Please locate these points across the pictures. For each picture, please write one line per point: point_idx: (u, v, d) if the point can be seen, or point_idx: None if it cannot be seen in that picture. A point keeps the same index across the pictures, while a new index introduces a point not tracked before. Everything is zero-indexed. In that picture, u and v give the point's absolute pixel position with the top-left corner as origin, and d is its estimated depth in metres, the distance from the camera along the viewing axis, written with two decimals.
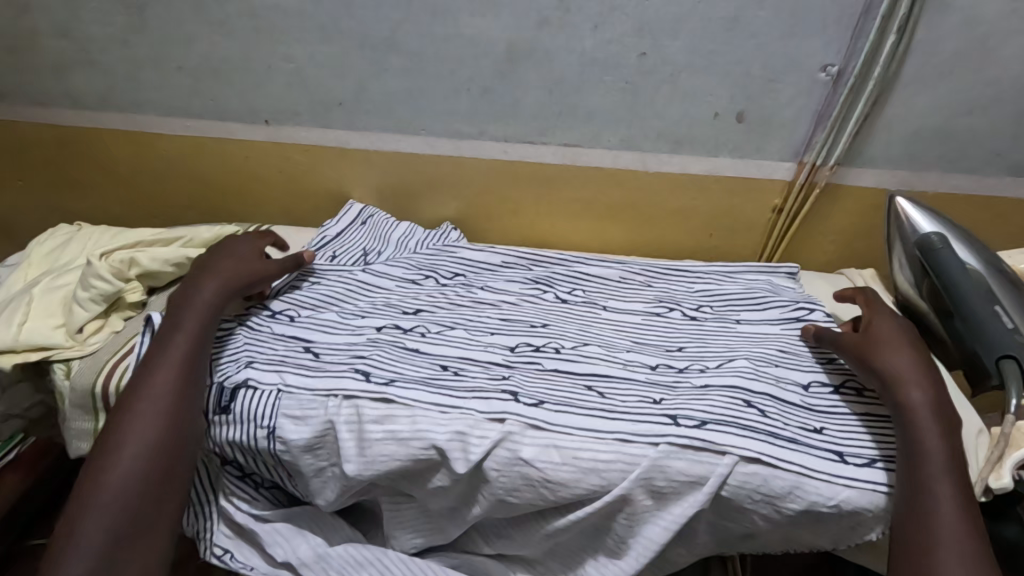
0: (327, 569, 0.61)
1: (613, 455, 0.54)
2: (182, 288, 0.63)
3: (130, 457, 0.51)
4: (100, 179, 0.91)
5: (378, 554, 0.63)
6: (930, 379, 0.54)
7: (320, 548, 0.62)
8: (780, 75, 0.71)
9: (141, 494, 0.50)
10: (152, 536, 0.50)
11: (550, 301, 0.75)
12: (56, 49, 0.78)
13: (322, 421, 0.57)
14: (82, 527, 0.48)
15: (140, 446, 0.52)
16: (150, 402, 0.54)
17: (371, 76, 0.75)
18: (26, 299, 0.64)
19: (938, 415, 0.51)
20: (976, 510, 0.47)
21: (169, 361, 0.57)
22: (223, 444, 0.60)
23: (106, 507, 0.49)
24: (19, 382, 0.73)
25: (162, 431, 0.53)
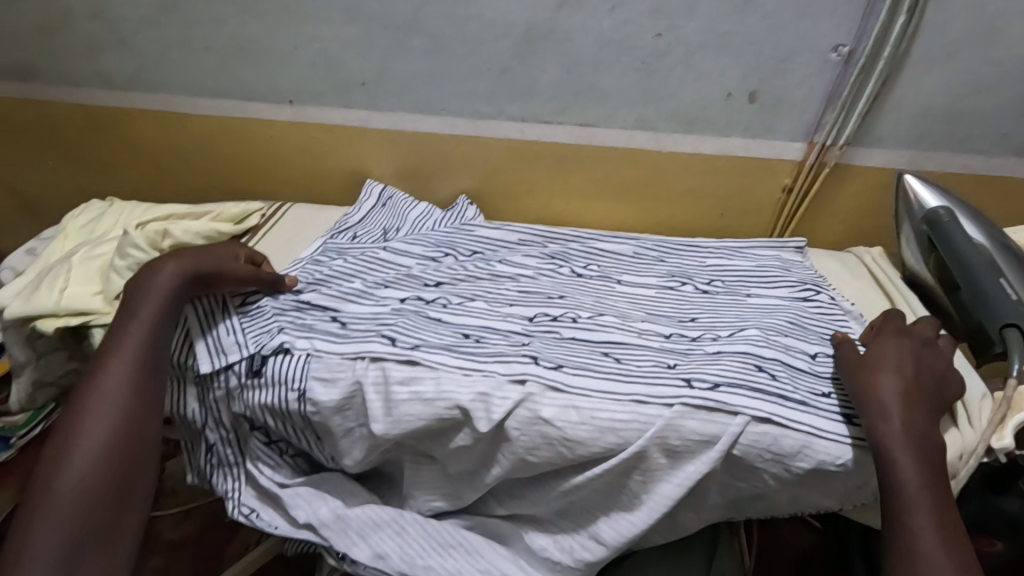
0: (345, 529, 0.64)
1: (629, 415, 0.56)
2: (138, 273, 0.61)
3: (82, 459, 0.51)
4: (127, 159, 0.94)
5: (395, 515, 0.65)
6: (901, 403, 0.53)
7: (339, 510, 0.65)
8: (792, 56, 0.73)
9: (98, 496, 0.51)
10: (116, 533, 0.51)
11: (566, 275, 0.77)
12: (90, 30, 0.80)
13: (349, 383, 0.60)
14: (36, 533, 0.48)
15: (92, 449, 0.52)
16: (101, 403, 0.54)
17: (394, 57, 0.78)
18: (66, 268, 0.67)
19: (909, 432, 0.51)
20: (956, 538, 0.47)
21: (121, 362, 0.56)
22: (255, 407, 0.62)
23: (59, 510, 0.49)
24: (55, 350, 0.76)
25: (114, 432, 0.53)
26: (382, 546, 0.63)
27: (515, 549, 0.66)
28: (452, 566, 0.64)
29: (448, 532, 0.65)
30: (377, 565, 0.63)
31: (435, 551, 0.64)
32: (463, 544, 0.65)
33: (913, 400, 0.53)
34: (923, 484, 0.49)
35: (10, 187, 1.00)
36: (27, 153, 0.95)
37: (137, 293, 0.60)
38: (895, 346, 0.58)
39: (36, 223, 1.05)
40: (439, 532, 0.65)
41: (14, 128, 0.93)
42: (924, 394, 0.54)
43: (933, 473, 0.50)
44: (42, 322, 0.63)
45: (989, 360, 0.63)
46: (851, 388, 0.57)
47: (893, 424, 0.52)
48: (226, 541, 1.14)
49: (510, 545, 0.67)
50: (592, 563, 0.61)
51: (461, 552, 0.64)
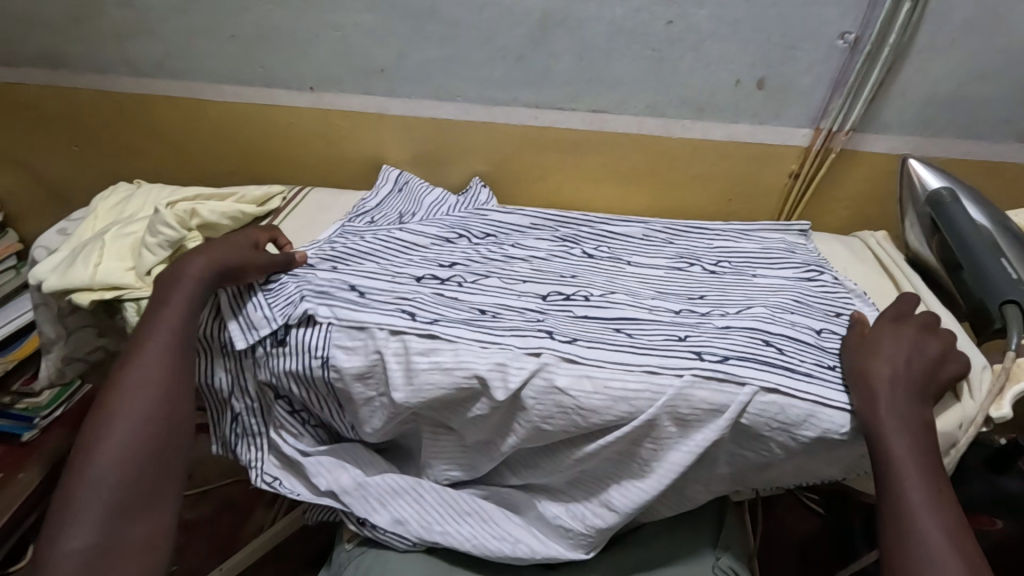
0: (366, 496, 0.67)
1: (640, 385, 0.58)
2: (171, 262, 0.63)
3: (119, 436, 0.54)
4: (150, 145, 0.96)
5: (416, 483, 0.69)
6: (896, 385, 0.55)
7: (359, 477, 0.68)
8: (800, 43, 0.75)
9: (134, 470, 0.53)
10: (152, 506, 0.53)
11: (578, 256, 0.80)
12: (118, 19, 0.83)
13: (371, 350, 0.61)
14: (80, 499, 0.51)
15: (128, 427, 0.54)
16: (137, 383, 0.56)
17: (413, 44, 0.80)
18: (99, 244, 0.70)
19: (900, 416, 0.53)
20: (948, 508, 0.50)
21: (154, 345, 0.58)
22: (279, 374, 0.65)
23: (100, 482, 0.52)
24: (84, 326, 0.78)
25: (149, 412, 0.55)
26: (401, 512, 0.67)
27: (530, 518, 0.69)
28: (468, 532, 0.66)
29: (465, 500, 0.68)
30: (396, 530, 0.66)
31: (452, 518, 0.67)
32: (479, 511, 0.67)
33: (904, 384, 0.55)
34: (913, 464, 0.52)
35: (36, 173, 1.03)
36: (53, 139, 0.98)
37: (169, 280, 0.61)
38: (890, 332, 0.60)
39: (62, 208, 1.08)
40: (456, 501, 0.68)
41: (41, 114, 0.96)
42: (917, 378, 0.56)
43: (922, 453, 0.52)
44: (79, 295, 0.67)
45: (990, 336, 0.65)
46: (846, 375, 0.58)
47: (885, 409, 0.54)
48: (242, 520, 1.17)
49: (524, 514, 0.70)
50: (603, 528, 0.64)
51: (477, 519, 0.67)
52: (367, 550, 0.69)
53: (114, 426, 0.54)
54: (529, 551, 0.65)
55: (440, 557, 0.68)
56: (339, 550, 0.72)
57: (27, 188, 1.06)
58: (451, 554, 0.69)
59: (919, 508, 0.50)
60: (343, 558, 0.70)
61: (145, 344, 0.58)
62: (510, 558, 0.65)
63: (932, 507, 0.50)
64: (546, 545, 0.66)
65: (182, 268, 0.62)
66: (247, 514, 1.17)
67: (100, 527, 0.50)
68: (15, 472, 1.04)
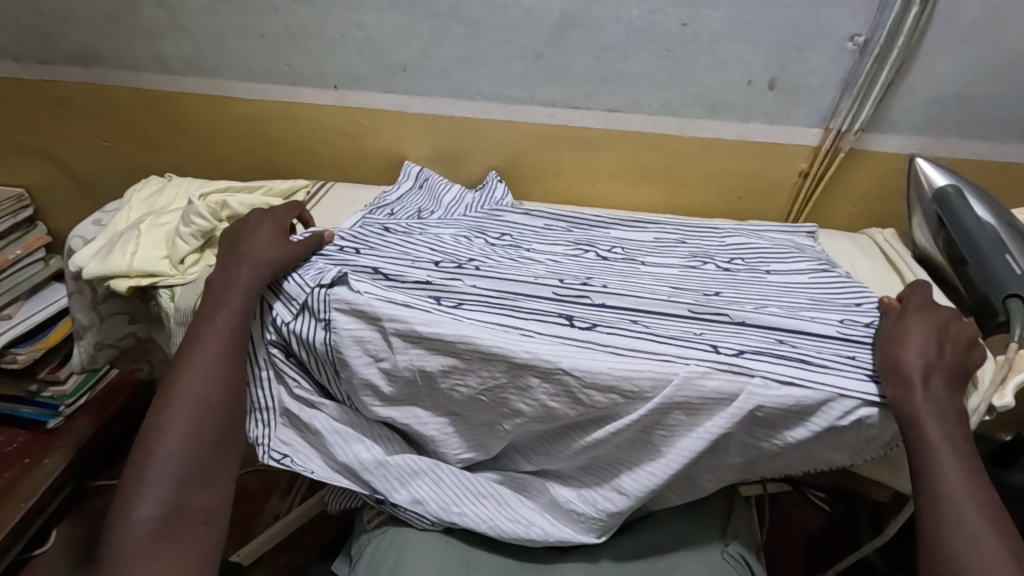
0: (386, 475, 0.69)
1: (645, 365, 0.59)
2: (227, 257, 0.68)
3: (185, 416, 0.58)
4: (178, 140, 1.00)
5: (433, 465, 0.70)
6: (931, 373, 0.56)
7: (379, 456, 0.69)
8: (810, 44, 0.77)
9: (197, 449, 0.58)
10: (210, 483, 0.58)
11: (592, 259, 0.78)
12: (152, 18, 0.87)
13: (366, 314, 0.62)
14: (148, 473, 0.55)
15: (192, 409, 0.59)
16: (199, 370, 0.60)
17: (434, 43, 0.83)
18: (136, 234, 0.74)
19: (937, 404, 0.55)
20: (978, 485, 0.52)
21: (213, 336, 0.62)
22: (291, 338, 0.66)
23: (168, 458, 0.56)
24: (117, 313, 0.81)
25: (211, 397, 0.60)
26: (420, 492, 0.69)
27: (542, 503, 0.70)
28: (484, 514, 0.68)
29: (480, 483, 0.70)
30: (417, 509, 0.69)
31: (469, 500, 0.69)
32: (494, 495, 0.70)
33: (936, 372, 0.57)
34: (950, 449, 0.53)
35: (67, 167, 1.07)
36: (85, 134, 1.02)
37: (226, 276, 0.65)
38: (919, 324, 0.60)
39: (91, 202, 1.12)
40: (473, 484, 0.70)
41: (74, 110, 0.99)
42: (946, 367, 0.57)
43: (957, 437, 0.54)
44: (117, 282, 0.70)
45: (993, 330, 0.66)
46: (880, 365, 0.59)
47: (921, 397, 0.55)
48: (258, 508, 1.19)
49: (536, 499, 0.71)
50: (614, 513, 0.66)
51: (493, 502, 0.69)
52: (388, 529, 0.72)
53: (179, 408, 0.58)
54: (541, 533, 0.68)
55: (458, 537, 0.71)
56: (361, 530, 0.76)
57: (58, 181, 1.09)
58: (467, 534, 0.72)
59: (958, 490, 0.52)
60: (364, 539, 0.74)
61: (205, 335, 0.62)
62: (524, 540, 0.68)
63: (968, 488, 0.52)
64: (558, 528, 0.69)
65: (234, 265, 0.66)
66: (262, 504, 1.19)
67: (167, 499, 0.55)
68: (41, 458, 1.08)
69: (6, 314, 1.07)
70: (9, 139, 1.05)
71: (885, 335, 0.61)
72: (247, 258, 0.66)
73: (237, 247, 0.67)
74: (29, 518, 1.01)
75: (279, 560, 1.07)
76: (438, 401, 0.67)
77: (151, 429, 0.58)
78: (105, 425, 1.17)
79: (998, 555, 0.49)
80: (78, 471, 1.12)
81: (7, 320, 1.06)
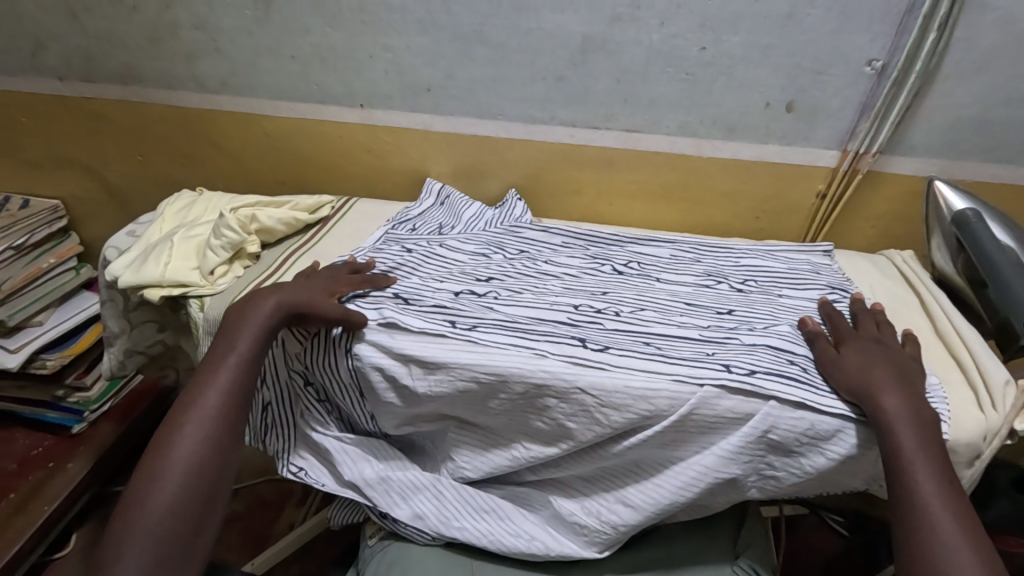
0: (388, 490, 0.70)
1: (662, 384, 0.60)
2: (242, 303, 0.66)
3: (172, 484, 0.54)
4: (210, 157, 1.04)
5: (433, 480, 0.71)
6: (919, 424, 0.55)
7: (382, 472, 0.70)
8: (829, 69, 0.78)
9: (182, 517, 0.53)
10: (190, 558, 0.53)
11: (608, 273, 0.80)
12: (191, 40, 0.91)
13: (391, 341, 0.64)
14: (126, 549, 0.51)
15: (179, 479, 0.55)
16: (193, 432, 0.57)
17: (460, 64, 0.86)
18: (169, 244, 0.77)
19: (920, 443, 0.54)
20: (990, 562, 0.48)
21: (214, 390, 0.60)
22: (313, 366, 0.69)
23: (147, 533, 0.52)
24: (147, 321, 0.84)
25: (202, 460, 0.56)
26: (421, 507, 0.70)
27: (543, 516, 0.70)
28: (485, 529, 0.69)
29: (481, 498, 0.70)
30: (417, 524, 0.70)
31: (469, 515, 0.70)
32: (494, 510, 0.70)
33: (913, 405, 0.56)
34: (937, 489, 0.52)
35: (102, 178, 1.11)
36: (121, 149, 1.06)
37: (238, 323, 0.64)
38: (874, 351, 0.62)
39: (122, 213, 1.15)
40: (473, 498, 0.70)
41: (113, 126, 1.03)
42: (896, 380, 0.59)
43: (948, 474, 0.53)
44: (149, 291, 0.73)
45: (1014, 354, 0.66)
46: (841, 388, 0.59)
47: (900, 438, 0.54)
48: (272, 518, 1.21)
49: (537, 512, 0.71)
50: (619, 526, 0.66)
51: (493, 517, 0.69)
52: (389, 544, 0.73)
53: (168, 471, 0.55)
54: (544, 548, 0.68)
55: (459, 552, 0.72)
56: (363, 545, 0.76)
57: (92, 193, 1.13)
58: (468, 547, 0.72)
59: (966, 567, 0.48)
60: (366, 554, 0.74)
61: (204, 388, 0.60)
62: (526, 554, 0.68)
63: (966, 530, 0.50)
64: (560, 542, 0.69)
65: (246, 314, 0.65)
66: (277, 513, 1.21)
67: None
68: (65, 461, 1.10)
69: (39, 320, 1.10)
70: (49, 153, 1.09)
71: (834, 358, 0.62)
72: (278, 292, 0.66)
73: (280, 287, 0.68)
74: (55, 516, 1.04)
75: (292, 570, 1.08)
76: (451, 414, 0.68)
77: (135, 496, 0.53)
78: (128, 430, 1.20)
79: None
80: (97, 478, 1.13)
81: (39, 326, 1.10)
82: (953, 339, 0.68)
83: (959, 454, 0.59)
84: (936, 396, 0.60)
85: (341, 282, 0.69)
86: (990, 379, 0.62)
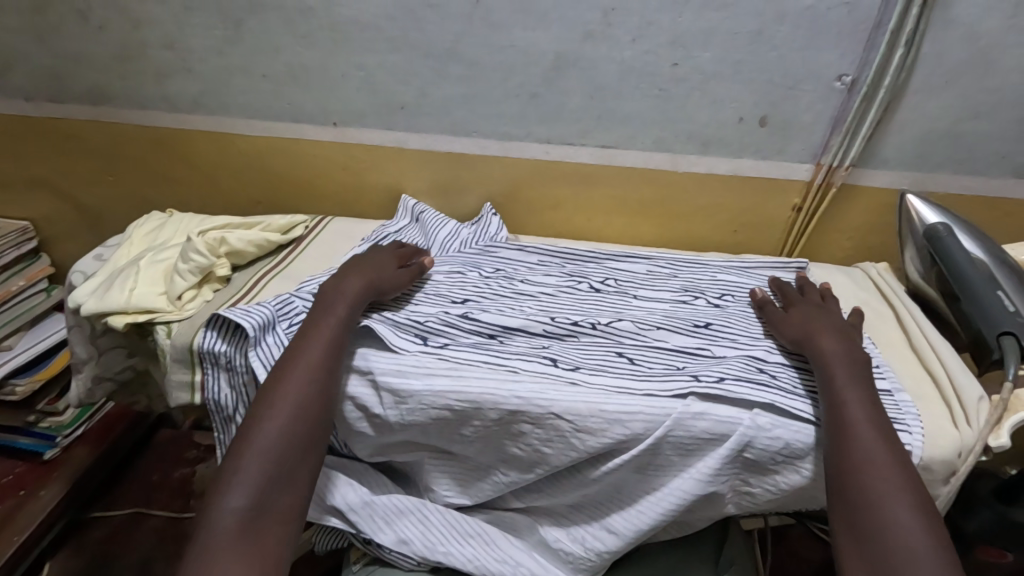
0: (373, 515, 0.68)
1: (637, 408, 0.59)
2: (332, 279, 0.70)
3: (282, 416, 0.58)
4: (183, 176, 1.02)
5: (419, 504, 0.69)
6: (852, 363, 0.60)
7: (366, 496, 0.68)
8: (800, 85, 0.79)
9: (290, 448, 0.57)
10: (297, 481, 0.57)
11: (585, 290, 0.79)
12: (160, 59, 0.89)
13: (363, 370, 0.64)
14: (246, 467, 0.55)
15: (289, 412, 0.58)
16: (301, 373, 0.60)
17: (433, 82, 0.85)
18: (135, 270, 0.75)
19: (851, 377, 0.59)
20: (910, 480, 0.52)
21: (315, 345, 0.62)
22: None
23: (263, 456, 0.56)
24: (115, 347, 0.82)
25: (310, 398, 0.59)
26: (406, 532, 0.68)
27: (529, 542, 0.69)
28: (470, 554, 0.67)
29: (468, 522, 0.68)
30: (401, 549, 0.68)
31: (455, 539, 0.68)
32: (481, 534, 0.68)
33: (849, 348, 0.62)
34: (862, 414, 0.55)
35: (72, 199, 1.09)
36: (92, 169, 1.04)
37: (336, 290, 0.67)
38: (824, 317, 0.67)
39: (94, 233, 1.13)
40: (459, 522, 0.68)
41: (83, 146, 1.01)
42: (832, 326, 0.65)
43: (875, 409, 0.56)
44: (115, 318, 0.71)
45: (988, 366, 0.66)
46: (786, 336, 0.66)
47: (841, 377, 0.58)
48: None
49: (524, 537, 0.70)
50: (604, 551, 0.64)
51: (479, 541, 0.68)
52: (375, 570, 0.71)
53: (278, 407, 0.58)
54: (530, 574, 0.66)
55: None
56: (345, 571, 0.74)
57: (63, 214, 1.11)
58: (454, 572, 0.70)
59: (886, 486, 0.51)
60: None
61: (312, 334, 0.63)
62: None
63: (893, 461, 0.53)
64: (547, 570, 0.67)
65: (340, 285, 0.69)
66: None
67: (257, 494, 0.54)
68: (37, 489, 1.07)
69: (7, 346, 1.08)
70: (17, 174, 1.07)
71: (785, 323, 0.68)
72: (360, 272, 0.71)
73: (356, 266, 0.72)
74: (25, 549, 1.01)
75: None
76: (423, 440, 0.66)
77: (250, 424, 0.57)
78: (104, 454, 1.17)
79: (909, 517, 0.49)
80: (71, 504, 1.10)
81: (7, 351, 1.08)
82: (928, 355, 0.68)
83: (933, 472, 0.58)
84: (907, 413, 0.60)
85: (395, 255, 0.76)
86: (964, 394, 0.62)
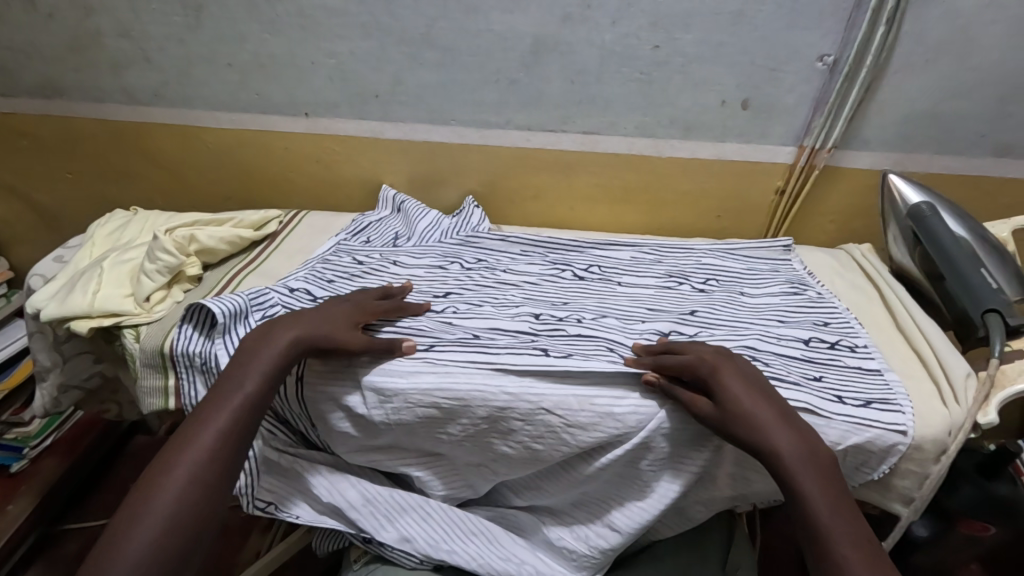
0: (374, 512, 0.66)
1: (628, 400, 0.58)
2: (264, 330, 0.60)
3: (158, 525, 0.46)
4: (147, 173, 0.97)
5: (422, 501, 0.66)
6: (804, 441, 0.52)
7: (366, 493, 0.66)
8: (782, 65, 0.78)
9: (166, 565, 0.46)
10: None
11: (569, 279, 0.78)
12: (115, 49, 0.85)
13: (345, 370, 0.61)
14: None
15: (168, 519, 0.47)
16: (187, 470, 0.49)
17: (407, 68, 0.82)
18: (99, 271, 0.72)
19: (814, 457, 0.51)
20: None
21: (215, 424, 0.52)
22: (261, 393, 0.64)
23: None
24: (81, 353, 0.78)
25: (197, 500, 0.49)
26: (410, 530, 0.66)
27: (533, 541, 0.68)
28: (474, 552, 0.66)
29: (471, 521, 0.66)
30: (405, 546, 0.66)
31: (457, 538, 0.66)
32: (484, 532, 0.66)
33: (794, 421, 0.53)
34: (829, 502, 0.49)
35: (25, 196, 1.03)
36: (50, 167, 0.99)
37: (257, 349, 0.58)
38: (745, 374, 0.57)
39: (55, 234, 1.08)
40: (461, 521, 0.66)
41: (38, 142, 0.96)
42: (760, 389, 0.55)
43: (837, 499, 0.50)
44: (79, 322, 0.68)
45: (974, 344, 0.67)
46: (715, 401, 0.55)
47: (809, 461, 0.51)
48: None
49: (526, 536, 0.68)
50: (607, 549, 0.63)
51: (482, 539, 0.66)
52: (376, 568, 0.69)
53: (153, 515, 0.47)
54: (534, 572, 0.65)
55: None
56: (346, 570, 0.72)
57: (20, 216, 1.06)
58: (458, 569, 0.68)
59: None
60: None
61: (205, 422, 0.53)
62: None
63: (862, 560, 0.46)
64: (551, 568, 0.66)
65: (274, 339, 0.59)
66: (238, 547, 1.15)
67: None
68: (5, 504, 1.02)
69: None
70: None
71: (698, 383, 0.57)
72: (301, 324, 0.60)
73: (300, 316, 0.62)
74: None
75: None
76: (410, 441, 0.64)
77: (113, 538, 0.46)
78: (77, 462, 1.12)
79: None
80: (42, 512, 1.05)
81: None
82: (914, 335, 0.68)
83: (925, 451, 0.58)
84: (898, 393, 0.60)
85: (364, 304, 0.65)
86: (951, 373, 0.62)
